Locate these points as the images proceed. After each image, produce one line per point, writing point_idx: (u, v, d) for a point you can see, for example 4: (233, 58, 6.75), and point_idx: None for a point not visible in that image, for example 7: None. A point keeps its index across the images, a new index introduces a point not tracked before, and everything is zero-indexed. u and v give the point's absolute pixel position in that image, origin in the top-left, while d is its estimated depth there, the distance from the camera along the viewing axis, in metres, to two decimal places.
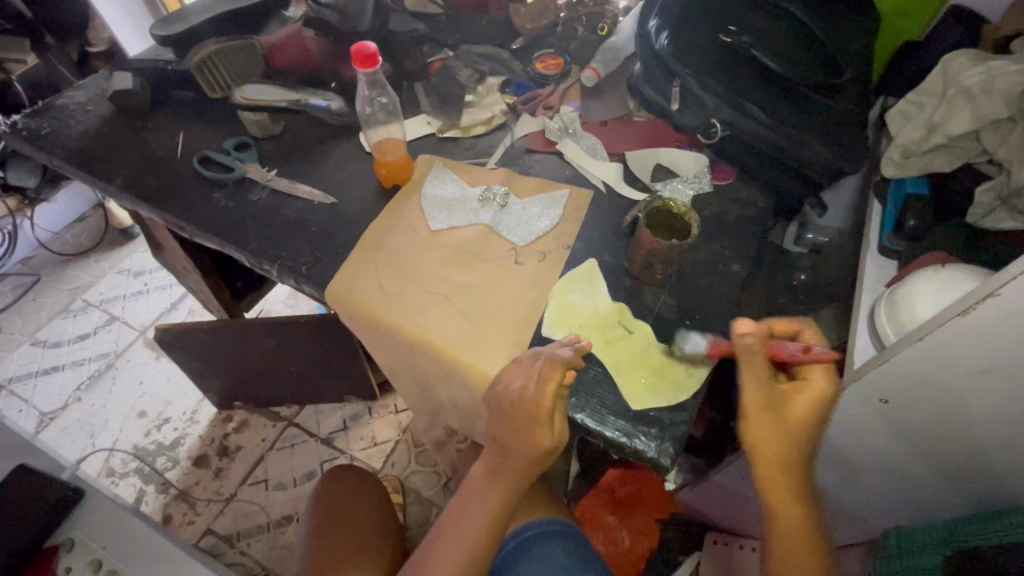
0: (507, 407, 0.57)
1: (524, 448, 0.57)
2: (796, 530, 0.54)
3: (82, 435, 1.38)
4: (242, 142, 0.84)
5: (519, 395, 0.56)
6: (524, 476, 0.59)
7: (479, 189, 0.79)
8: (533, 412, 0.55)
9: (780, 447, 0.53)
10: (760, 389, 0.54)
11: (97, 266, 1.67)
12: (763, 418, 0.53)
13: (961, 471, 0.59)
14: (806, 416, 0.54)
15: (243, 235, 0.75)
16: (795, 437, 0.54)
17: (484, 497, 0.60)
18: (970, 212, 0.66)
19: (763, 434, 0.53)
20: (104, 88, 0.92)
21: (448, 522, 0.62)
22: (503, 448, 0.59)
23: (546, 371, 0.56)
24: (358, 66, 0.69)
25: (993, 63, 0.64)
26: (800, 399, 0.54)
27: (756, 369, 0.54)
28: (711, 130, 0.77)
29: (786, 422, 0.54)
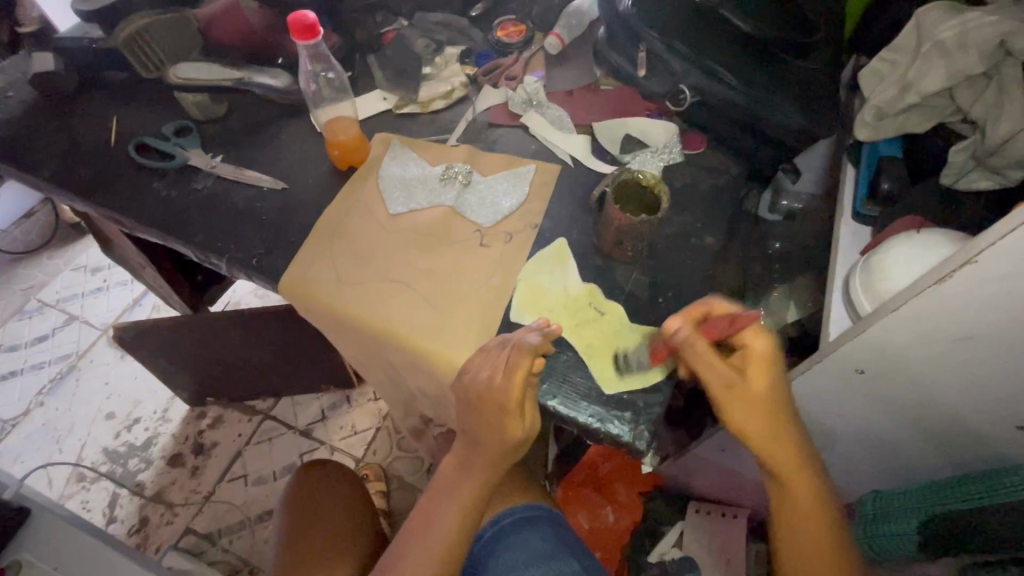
0: (476, 398, 0.55)
1: (496, 440, 0.55)
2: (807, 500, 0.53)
3: (47, 440, 1.33)
4: (182, 126, 0.78)
5: (487, 384, 0.54)
6: (497, 468, 0.57)
7: (440, 168, 0.75)
8: (503, 403, 0.53)
9: (765, 427, 0.52)
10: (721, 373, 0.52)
11: (51, 264, 1.58)
12: (732, 402, 0.52)
13: (938, 435, 0.59)
14: (769, 384, 0.53)
15: (188, 227, 0.70)
16: (770, 413, 0.52)
17: (458, 491, 0.58)
18: (943, 175, 0.64)
19: (742, 419, 0.52)
20: (26, 72, 0.85)
21: (419, 520, 0.59)
22: (473, 440, 0.57)
23: (513, 359, 0.54)
24: (297, 38, 0.64)
25: (967, 14, 0.60)
26: (756, 372, 0.53)
27: (705, 363, 0.53)
28: (680, 96, 0.73)
29: (752, 399, 0.52)
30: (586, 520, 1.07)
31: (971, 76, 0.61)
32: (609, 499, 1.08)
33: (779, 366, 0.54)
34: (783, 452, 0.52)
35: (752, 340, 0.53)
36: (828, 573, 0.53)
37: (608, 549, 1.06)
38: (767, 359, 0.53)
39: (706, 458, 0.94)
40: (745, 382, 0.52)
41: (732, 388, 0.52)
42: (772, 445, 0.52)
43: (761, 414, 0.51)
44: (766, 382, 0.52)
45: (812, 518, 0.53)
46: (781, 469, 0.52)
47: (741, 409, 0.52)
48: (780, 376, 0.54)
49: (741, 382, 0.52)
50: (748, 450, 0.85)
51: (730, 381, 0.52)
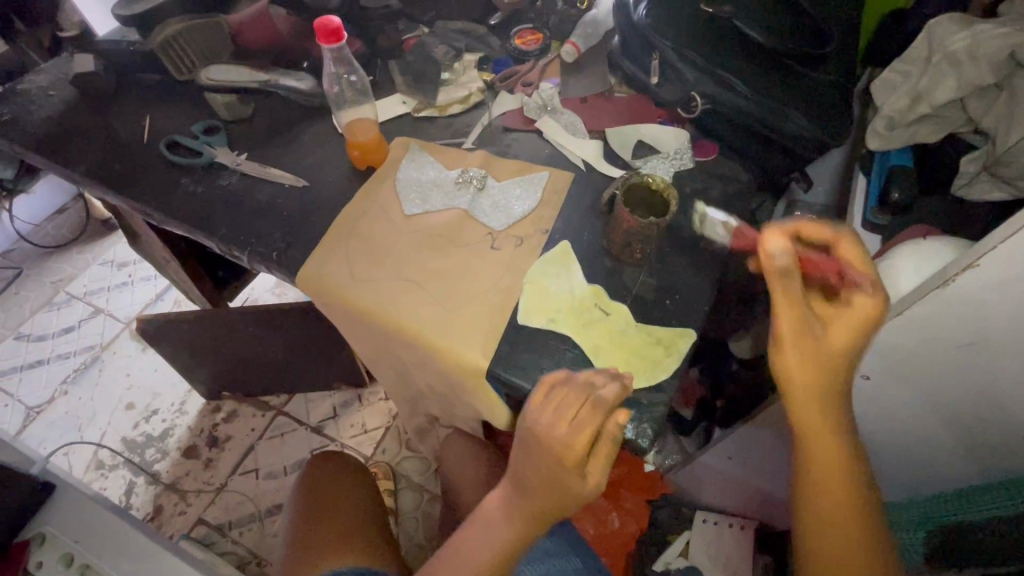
0: (532, 443, 0.52)
1: (551, 495, 0.52)
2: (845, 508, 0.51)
3: (69, 427, 1.37)
4: (211, 125, 0.81)
5: (551, 432, 0.50)
6: (539, 519, 0.54)
7: (456, 172, 0.77)
8: (561, 455, 0.50)
9: (815, 385, 0.49)
10: (802, 313, 0.48)
11: (81, 258, 1.64)
12: (796, 352, 0.48)
13: (951, 444, 0.59)
14: (848, 346, 0.48)
15: (213, 222, 0.73)
16: (829, 380, 0.49)
17: (500, 530, 0.55)
18: (955, 182, 0.65)
19: (797, 366, 0.49)
20: (66, 72, 0.89)
21: (449, 551, 0.57)
22: (522, 486, 0.54)
23: (584, 413, 0.50)
24: (322, 42, 0.66)
25: (978, 26, 0.61)
26: (841, 328, 0.49)
27: (796, 289, 0.48)
28: (691, 104, 0.75)
29: (819, 353, 0.49)
30: (593, 527, 1.05)
31: (982, 87, 0.62)
32: (614, 505, 1.07)
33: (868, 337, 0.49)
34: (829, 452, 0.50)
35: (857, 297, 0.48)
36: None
37: (614, 556, 1.05)
38: (860, 324, 0.48)
39: (714, 466, 0.93)
40: (825, 334, 0.49)
41: (809, 333, 0.48)
42: (814, 421, 0.50)
43: (821, 369, 0.48)
44: (846, 347, 0.48)
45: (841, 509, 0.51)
46: (810, 451, 0.51)
47: (801, 360, 0.49)
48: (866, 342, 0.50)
49: (822, 331, 0.49)
50: (755, 459, 0.84)
51: (806, 326, 0.48)
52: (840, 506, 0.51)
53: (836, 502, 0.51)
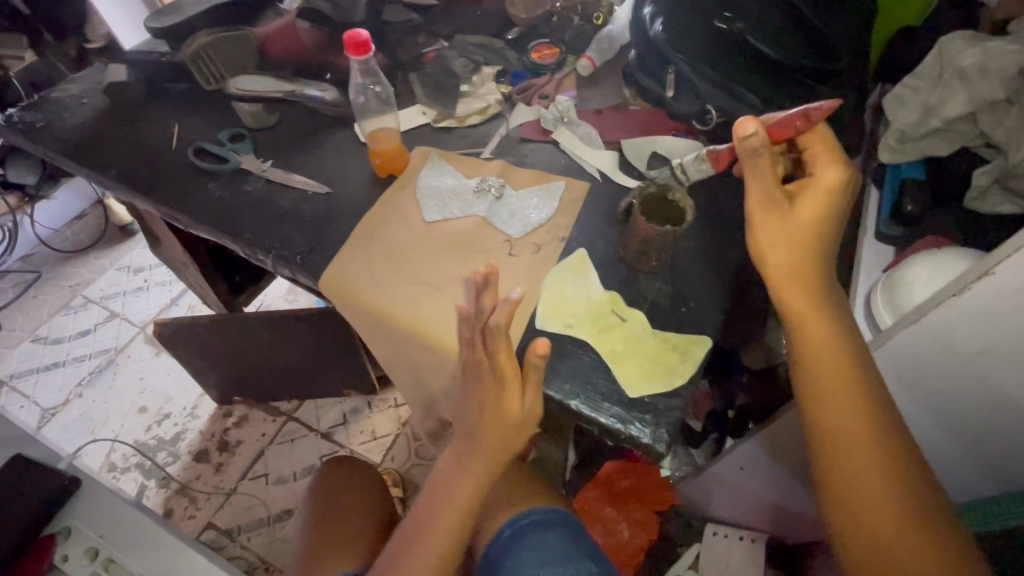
0: (469, 379, 0.57)
1: (498, 424, 0.57)
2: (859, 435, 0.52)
3: (83, 430, 1.39)
4: (237, 134, 0.84)
5: (478, 362, 0.55)
6: (498, 457, 0.59)
7: (475, 180, 0.79)
8: (495, 376, 0.55)
9: (792, 260, 0.54)
10: (765, 188, 0.53)
11: (98, 263, 1.67)
12: (793, 288, 0.54)
13: (970, 454, 0.59)
14: (814, 217, 0.53)
15: (238, 226, 0.75)
16: (810, 254, 0.53)
17: (466, 472, 0.59)
18: (965, 196, 0.66)
19: (768, 243, 0.54)
20: (98, 81, 0.92)
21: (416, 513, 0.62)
22: (470, 429, 0.58)
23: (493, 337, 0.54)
24: (351, 54, 0.69)
25: (988, 43, 0.63)
26: (808, 198, 0.53)
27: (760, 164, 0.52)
28: (707, 116, 0.77)
29: (790, 227, 0.53)
30: (603, 535, 1.05)
31: (992, 103, 0.63)
32: (625, 514, 1.07)
33: (837, 206, 0.53)
34: (837, 384, 0.53)
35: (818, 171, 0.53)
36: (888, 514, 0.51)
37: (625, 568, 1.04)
38: (826, 195, 0.53)
39: (725, 478, 0.93)
40: (792, 209, 0.53)
41: (774, 210, 0.53)
42: (832, 396, 0.53)
43: (793, 242, 0.53)
44: (815, 218, 0.53)
45: (868, 485, 0.52)
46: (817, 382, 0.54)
47: (773, 237, 0.54)
48: (835, 213, 0.53)
49: (787, 206, 0.53)
50: (769, 470, 0.84)
51: (774, 200, 0.53)
52: (859, 459, 0.52)
53: (845, 426, 0.53)
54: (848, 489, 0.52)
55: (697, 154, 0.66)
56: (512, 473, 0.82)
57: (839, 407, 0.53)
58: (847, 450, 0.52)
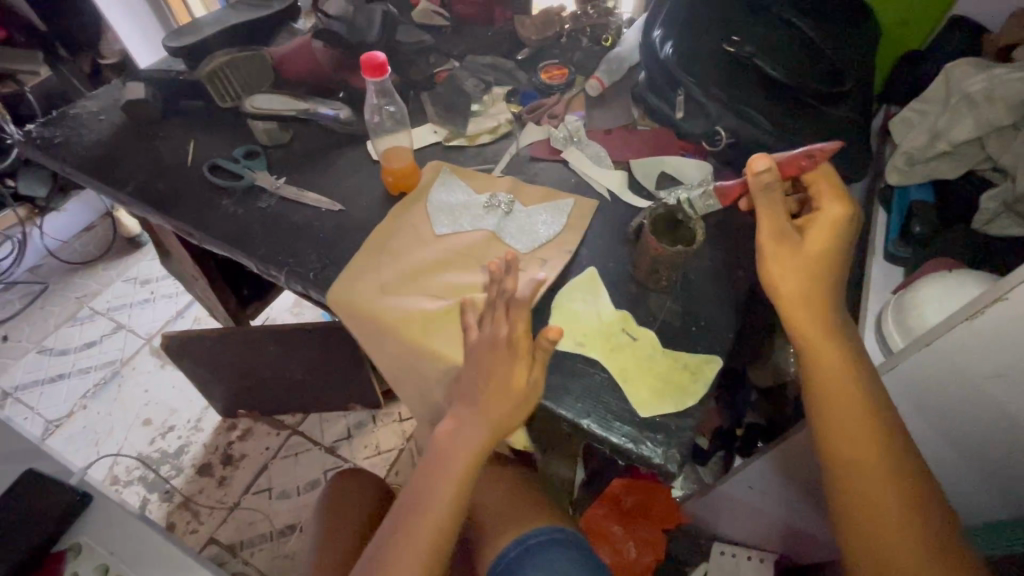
0: (484, 353, 0.61)
1: (502, 396, 0.59)
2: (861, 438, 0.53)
3: (87, 442, 1.38)
4: (251, 151, 0.85)
5: (496, 336, 0.60)
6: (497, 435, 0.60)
7: (485, 197, 0.79)
8: (510, 348, 0.59)
9: (804, 289, 0.55)
10: (773, 223, 0.55)
11: (106, 275, 1.68)
12: (805, 313, 0.55)
13: (983, 479, 0.59)
14: (823, 249, 0.54)
15: (251, 242, 0.76)
16: (821, 280, 0.55)
17: (467, 437, 0.60)
18: (974, 219, 0.67)
19: (780, 275, 0.55)
20: (116, 99, 0.94)
21: (412, 495, 0.61)
22: (474, 404, 0.60)
23: (512, 311, 0.61)
24: (367, 76, 0.71)
25: (994, 70, 0.64)
26: (816, 233, 0.55)
27: (768, 201, 0.55)
28: (716, 138, 0.78)
29: (800, 259, 0.55)
30: (609, 554, 1.04)
31: (998, 128, 0.64)
32: (632, 533, 1.06)
33: (845, 238, 0.55)
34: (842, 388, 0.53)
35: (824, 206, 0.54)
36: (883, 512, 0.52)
37: None
38: (833, 227, 0.54)
39: (734, 497, 0.92)
40: (801, 241, 0.55)
41: (784, 243, 0.55)
42: (844, 419, 0.53)
43: (805, 272, 0.55)
44: (824, 248, 0.54)
45: (877, 508, 0.52)
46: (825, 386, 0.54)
47: (784, 269, 0.55)
48: (843, 245, 0.55)
49: (796, 239, 0.55)
50: (778, 491, 0.83)
51: (783, 232, 0.55)
52: (858, 460, 0.53)
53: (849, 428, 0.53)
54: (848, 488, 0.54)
55: (705, 190, 0.67)
56: (521, 492, 0.82)
57: (850, 430, 0.53)
58: (860, 474, 0.53)
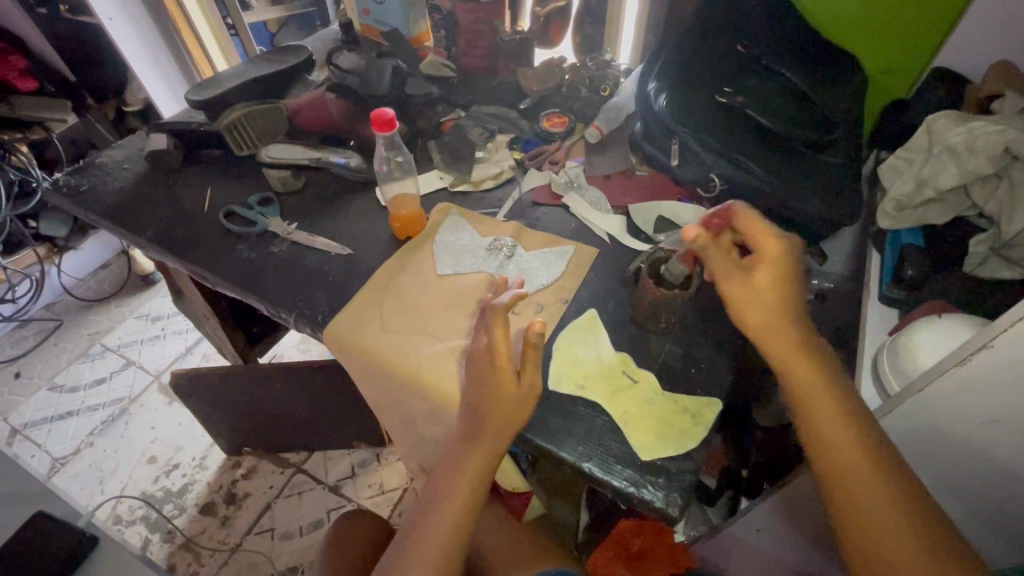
0: (478, 358, 0.63)
1: (499, 404, 0.60)
2: (840, 434, 0.53)
3: (92, 480, 1.39)
4: (265, 197, 0.89)
5: (484, 348, 0.63)
6: (496, 446, 0.59)
7: (489, 239, 0.82)
8: (496, 362, 0.61)
9: (771, 314, 0.58)
10: (727, 271, 0.61)
11: (118, 311, 1.72)
12: (799, 365, 0.57)
13: (996, 531, 0.57)
14: (773, 282, 0.60)
15: (263, 286, 0.78)
16: (777, 306, 0.59)
17: (470, 448, 0.60)
18: (965, 262, 0.68)
19: (744, 309, 0.59)
20: (140, 148, 0.99)
21: (420, 518, 0.60)
22: (475, 413, 0.61)
23: (490, 317, 0.64)
24: (376, 130, 0.74)
25: (973, 123, 0.68)
26: (764, 270, 0.60)
27: (714, 258, 0.61)
28: (710, 184, 0.81)
29: (755, 293, 0.59)
30: None
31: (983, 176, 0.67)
32: None
33: (787, 269, 0.61)
34: (811, 389, 0.56)
35: (764, 245, 0.61)
36: (886, 516, 0.50)
37: None
38: (776, 262, 0.61)
39: (743, 540, 0.91)
40: (754, 279, 0.60)
41: (740, 282, 0.60)
42: (837, 441, 0.53)
43: (766, 303, 0.59)
44: (772, 282, 0.60)
45: (871, 510, 0.51)
46: (796, 390, 0.56)
47: (749, 304, 0.59)
48: (789, 275, 0.61)
49: (749, 277, 0.60)
50: (787, 535, 0.81)
51: (743, 283, 0.60)
52: (846, 457, 0.52)
53: (827, 424, 0.54)
54: (842, 492, 0.52)
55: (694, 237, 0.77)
56: (527, 535, 0.83)
57: (828, 428, 0.54)
58: (883, 539, 0.50)
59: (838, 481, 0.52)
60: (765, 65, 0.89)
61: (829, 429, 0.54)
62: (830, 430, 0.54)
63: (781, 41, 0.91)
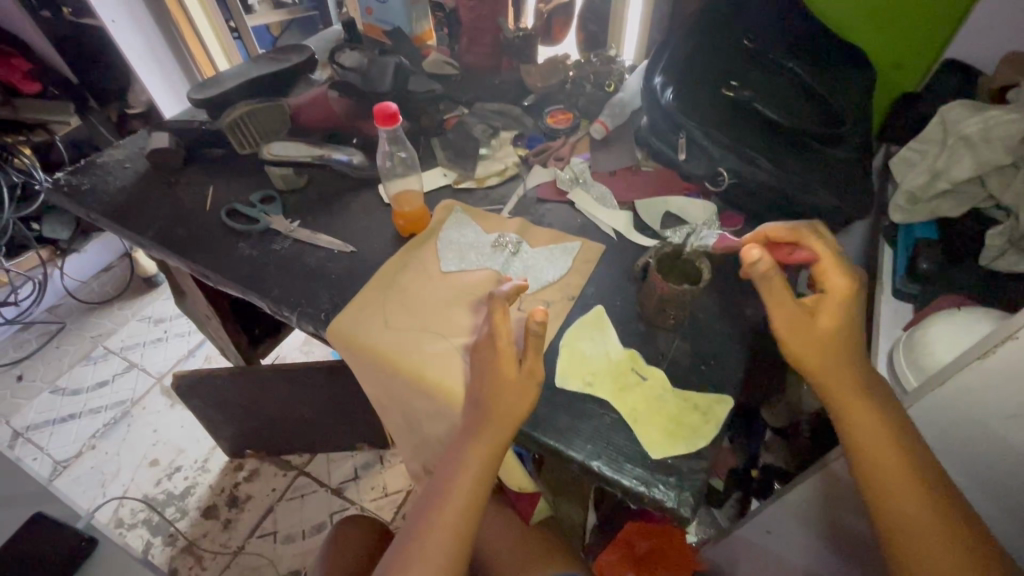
0: (480, 349, 0.63)
1: (503, 397, 0.59)
2: (886, 456, 0.53)
3: (93, 483, 1.38)
4: (267, 196, 0.88)
5: (485, 335, 0.63)
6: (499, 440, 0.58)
7: (494, 236, 0.81)
8: (495, 345, 0.61)
9: (824, 355, 0.55)
10: (788, 311, 0.55)
11: (121, 314, 1.71)
12: (863, 414, 0.54)
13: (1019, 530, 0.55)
14: (835, 327, 0.55)
15: (265, 284, 0.77)
16: (835, 347, 0.55)
17: (473, 444, 0.59)
18: (981, 255, 0.67)
19: (799, 351, 0.55)
20: (142, 148, 0.99)
21: (423, 516, 0.59)
22: (477, 407, 0.60)
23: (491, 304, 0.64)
24: (380, 124, 0.73)
25: (989, 113, 0.66)
26: (826, 313, 0.55)
27: (776, 294, 0.55)
28: (718, 178, 0.79)
29: (813, 337, 0.55)
30: None
31: (999, 167, 0.66)
32: None
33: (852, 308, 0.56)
34: (858, 412, 0.54)
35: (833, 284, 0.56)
36: (931, 534, 0.51)
37: None
38: (841, 303, 0.55)
39: (753, 542, 0.90)
40: (815, 323, 0.55)
41: (798, 324, 0.55)
42: (882, 463, 0.53)
43: (822, 347, 0.55)
44: (833, 327, 0.55)
45: (915, 529, 0.51)
46: (841, 412, 0.55)
47: (805, 347, 0.55)
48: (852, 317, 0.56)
49: (810, 321, 0.55)
50: (799, 537, 0.79)
51: (802, 326, 0.55)
52: (890, 478, 0.52)
53: (873, 447, 0.53)
54: (887, 512, 0.53)
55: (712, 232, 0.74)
56: (536, 535, 0.82)
57: (874, 450, 0.53)
58: None
59: (883, 501, 0.53)
60: (773, 60, 0.88)
61: (875, 452, 0.53)
62: (875, 452, 0.53)
63: (786, 35, 0.91)
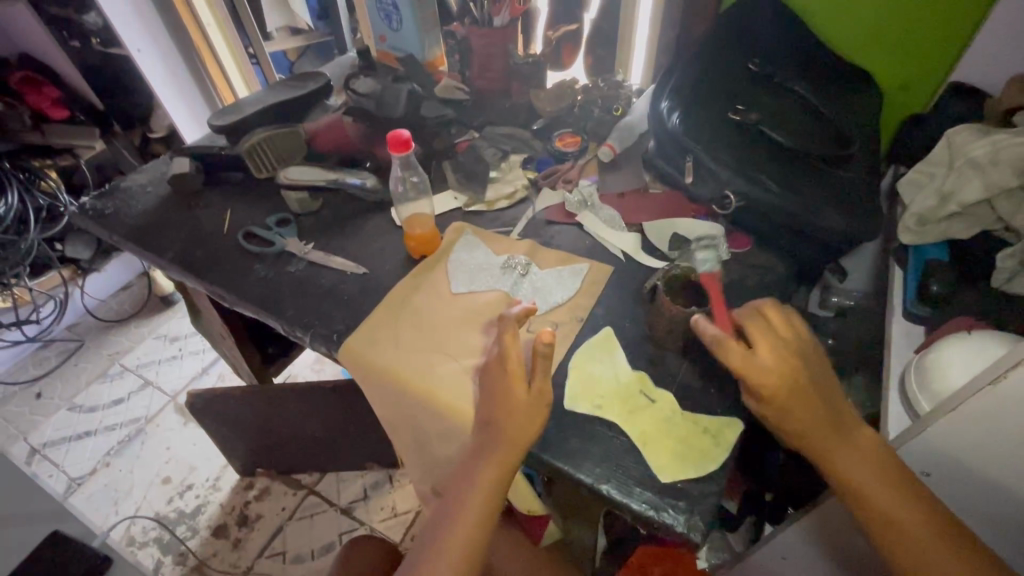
0: (491, 371, 0.63)
1: (512, 419, 0.59)
2: (876, 491, 0.54)
3: (107, 501, 1.39)
4: (283, 218, 0.91)
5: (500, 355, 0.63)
6: (509, 463, 0.58)
7: (503, 258, 0.82)
8: (507, 368, 0.61)
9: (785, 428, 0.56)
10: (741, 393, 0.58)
11: (138, 332, 1.75)
12: (853, 466, 0.55)
13: None
14: (780, 414, 0.55)
15: (280, 305, 0.79)
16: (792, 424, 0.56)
17: (482, 466, 0.59)
18: (994, 276, 0.66)
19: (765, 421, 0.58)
20: (164, 172, 1.02)
21: (433, 538, 0.59)
22: (487, 429, 0.60)
23: (504, 327, 0.64)
24: (392, 150, 0.76)
25: (996, 136, 0.67)
26: (766, 404, 0.55)
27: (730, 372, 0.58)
28: (725, 201, 0.80)
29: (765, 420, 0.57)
30: None
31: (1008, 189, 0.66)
32: None
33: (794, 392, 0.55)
34: (837, 455, 0.55)
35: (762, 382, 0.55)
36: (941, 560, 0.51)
37: None
38: (778, 394, 0.55)
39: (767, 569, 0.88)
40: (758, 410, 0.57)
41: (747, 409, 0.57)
42: (876, 499, 0.54)
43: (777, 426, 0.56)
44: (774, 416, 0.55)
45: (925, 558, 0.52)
46: (822, 456, 0.56)
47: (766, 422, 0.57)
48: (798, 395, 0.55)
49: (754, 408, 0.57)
50: (814, 564, 0.78)
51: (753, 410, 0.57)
52: (887, 511, 0.53)
53: (863, 484, 0.54)
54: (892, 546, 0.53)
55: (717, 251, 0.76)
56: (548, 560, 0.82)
57: (864, 488, 0.54)
58: None
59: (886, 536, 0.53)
60: (782, 83, 0.89)
61: (867, 490, 0.54)
62: (865, 489, 0.54)
63: (792, 59, 0.92)
